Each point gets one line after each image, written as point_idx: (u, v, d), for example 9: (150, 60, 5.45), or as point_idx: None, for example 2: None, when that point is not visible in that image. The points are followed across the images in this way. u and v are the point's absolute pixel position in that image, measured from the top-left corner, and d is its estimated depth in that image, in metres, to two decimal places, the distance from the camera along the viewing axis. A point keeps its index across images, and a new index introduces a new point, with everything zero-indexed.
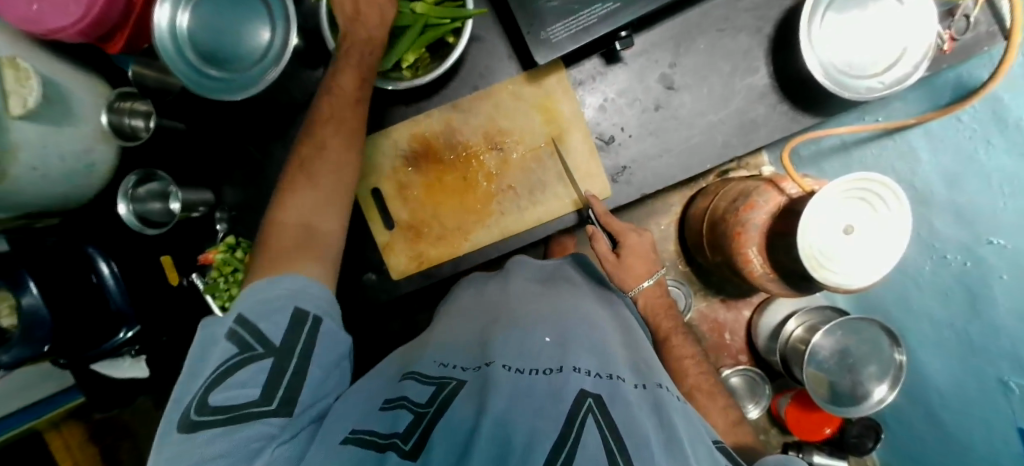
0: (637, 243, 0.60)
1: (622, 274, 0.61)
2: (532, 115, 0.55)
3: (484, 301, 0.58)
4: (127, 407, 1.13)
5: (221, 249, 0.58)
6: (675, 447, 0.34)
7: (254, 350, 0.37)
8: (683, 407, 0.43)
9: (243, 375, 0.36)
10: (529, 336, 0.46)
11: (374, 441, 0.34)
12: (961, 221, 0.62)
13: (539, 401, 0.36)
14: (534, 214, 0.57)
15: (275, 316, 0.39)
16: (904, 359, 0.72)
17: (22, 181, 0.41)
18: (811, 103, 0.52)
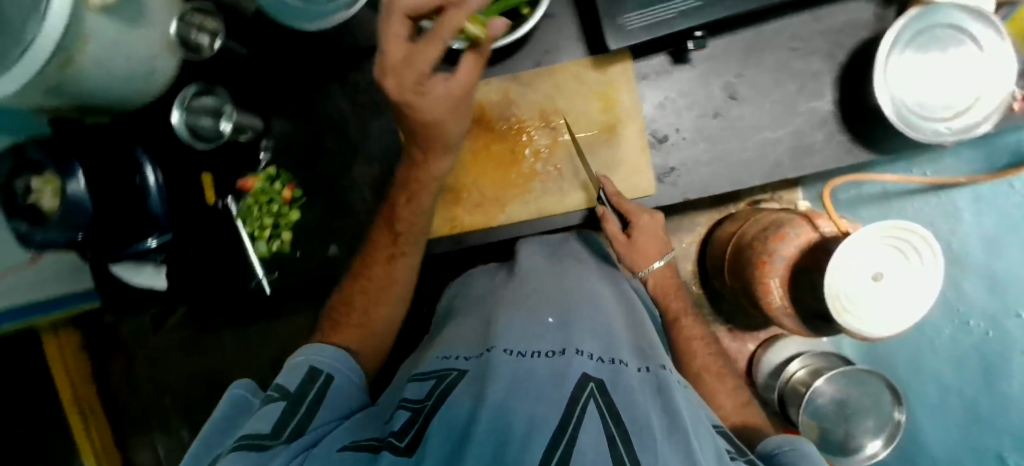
0: (649, 226, 0.56)
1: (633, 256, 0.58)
2: (591, 100, 0.58)
3: (495, 291, 0.58)
4: (130, 322, 1.16)
5: (260, 178, 0.64)
6: (678, 432, 0.32)
7: (275, 397, 0.44)
8: (684, 391, 0.42)
9: (262, 415, 0.41)
10: (532, 319, 0.46)
11: (372, 445, 0.36)
12: (992, 291, 0.63)
13: (541, 382, 0.36)
14: (572, 199, 0.61)
15: (294, 375, 0.47)
16: (903, 418, 0.70)
17: (87, 71, 0.42)
18: (870, 138, 0.53)
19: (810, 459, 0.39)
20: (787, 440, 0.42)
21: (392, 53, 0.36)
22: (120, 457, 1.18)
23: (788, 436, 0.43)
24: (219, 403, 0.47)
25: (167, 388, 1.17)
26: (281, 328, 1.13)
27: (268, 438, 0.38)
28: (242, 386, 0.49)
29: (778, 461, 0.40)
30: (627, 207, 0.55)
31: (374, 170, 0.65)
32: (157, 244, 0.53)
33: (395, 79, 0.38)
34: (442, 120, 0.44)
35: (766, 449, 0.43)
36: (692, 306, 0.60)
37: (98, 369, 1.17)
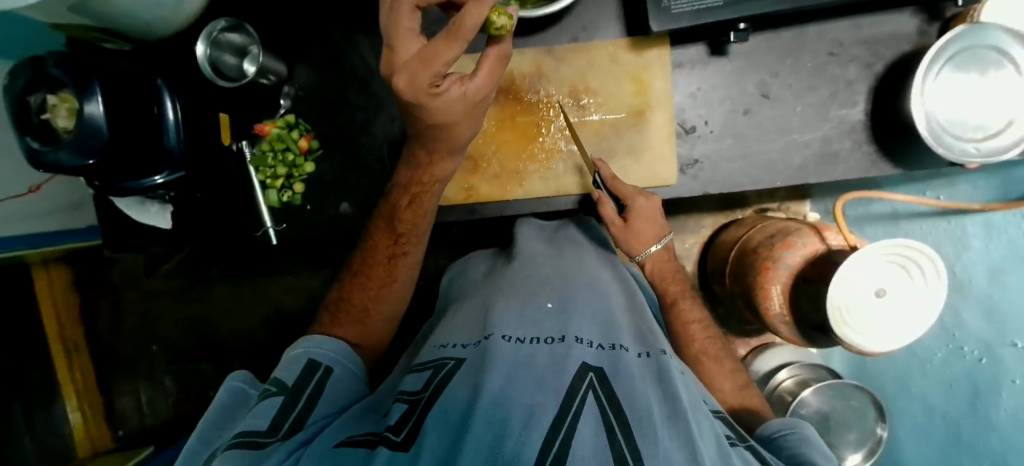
0: (646, 208, 0.57)
1: (632, 239, 0.59)
2: (623, 83, 0.59)
3: (497, 276, 0.56)
4: (122, 265, 1.15)
5: (278, 124, 0.62)
6: (678, 419, 0.32)
7: (271, 390, 0.42)
8: (683, 377, 0.41)
9: (258, 410, 0.39)
10: (532, 305, 0.46)
11: (369, 440, 0.34)
12: (990, 320, 0.62)
13: (541, 370, 0.35)
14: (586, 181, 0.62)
15: (291, 366, 0.46)
16: (885, 434, 0.74)
17: None
18: (896, 151, 0.56)
19: (811, 443, 0.41)
20: (788, 424, 0.43)
21: (405, 51, 0.33)
22: (102, 399, 1.17)
23: (787, 419, 0.45)
24: (216, 397, 0.44)
25: (156, 334, 1.17)
26: (276, 284, 1.13)
27: (266, 436, 0.36)
28: (237, 378, 0.46)
29: (780, 443, 0.42)
30: (621, 188, 0.56)
31: (394, 129, 0.65)
32: (164, 181, 0.53)
33: (408, 78, 0.33)
34: (453, 123, 0.42)
35: (767, 432, 0.44)
36: (692, 292, 0.60)
37: (87, 309, 1.16)
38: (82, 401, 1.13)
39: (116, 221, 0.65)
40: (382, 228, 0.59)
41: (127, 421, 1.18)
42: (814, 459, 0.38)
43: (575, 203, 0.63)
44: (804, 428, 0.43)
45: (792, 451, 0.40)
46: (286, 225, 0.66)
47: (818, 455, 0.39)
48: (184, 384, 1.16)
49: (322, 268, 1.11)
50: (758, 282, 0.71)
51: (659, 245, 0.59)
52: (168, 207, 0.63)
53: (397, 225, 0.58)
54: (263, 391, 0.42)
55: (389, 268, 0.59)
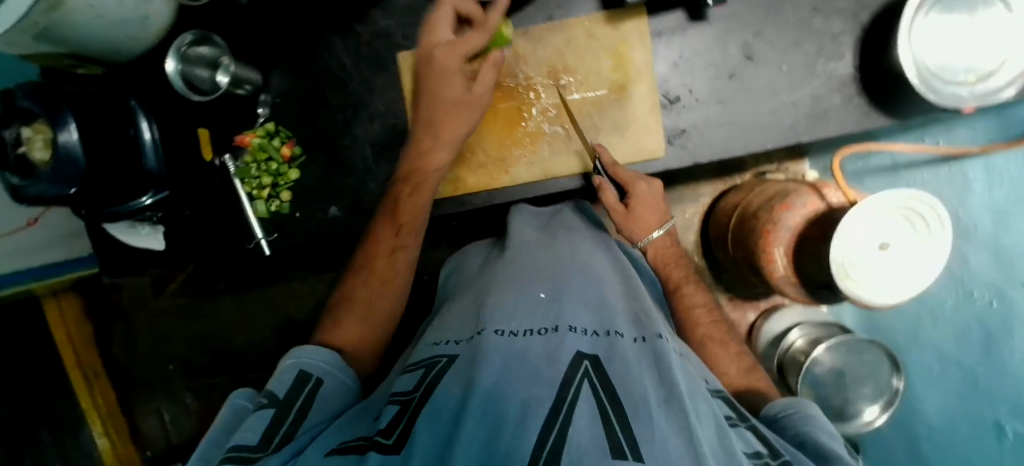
0: (647, 192, 0.57)
1: (632, 225, 0.57)
2: (603, 58, 0.59)
3: (490, 269, 0.56)
4: (127, 288, 1.15)
5: (259, 134, 0.64)
6: (674, 403, 0.32)
7: (263, 402, 0.42)
8: (682, 360, 0.42)
9: (250, 423, 0.39)
10: (525, 295, 0.46)
11: (360, 445, 0.34)
12: (999, 262, 0.61)
13: (536, 362, 0.35)
14: (572, 164, 0.61)
15: (283, 375, 0.45)
16: (903, 386, 0.72)
17: (75, 15, 0.39)
18: (887, 102, 0.55)
19: (815, 420, 0.41)
20: (790, 403, 0.44)
21: (441, 33, 0.54)
22: (124, 421, 1.18)
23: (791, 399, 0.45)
24: (221, 411, 0.45)
25: (168, 353, 1.17)
26: (282, 293, 1.13)
27: (256, 453, 0.36)
28: (242, 396, 0.46)
29: (783, 423, 0.42)
30: (620, 171, 0.56)
31: (376, 128, 0.64)
32: (151, 202, 0.52)
33: (446, 47, 0.53)
34: (458, 104, 0.55)
35: (770, 413, 0.44)
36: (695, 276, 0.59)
37: (99, 334, 1.17)
38: (106, 426, 1.18)
39: (110, 244, 0.65)
40: (386, 222, 0.59)
41: (153, 441, 1.18)
42: (817, 436, 0.38)
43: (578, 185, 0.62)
44: (806, 405, 0.43)
45: (796, 430, 0.40)
46: (276, 235, 0.66)
47: (825, 434, 0.39)
48: (202, 399, 1.17)
49: (325, 272, 1.11)
50: (761, 247, 0.70)
51: (660, 232, 0.58)
52: (159, 228, 0.62)
53: (397, 215, 0.58)
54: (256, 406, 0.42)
55: (390, 262, 0.58)
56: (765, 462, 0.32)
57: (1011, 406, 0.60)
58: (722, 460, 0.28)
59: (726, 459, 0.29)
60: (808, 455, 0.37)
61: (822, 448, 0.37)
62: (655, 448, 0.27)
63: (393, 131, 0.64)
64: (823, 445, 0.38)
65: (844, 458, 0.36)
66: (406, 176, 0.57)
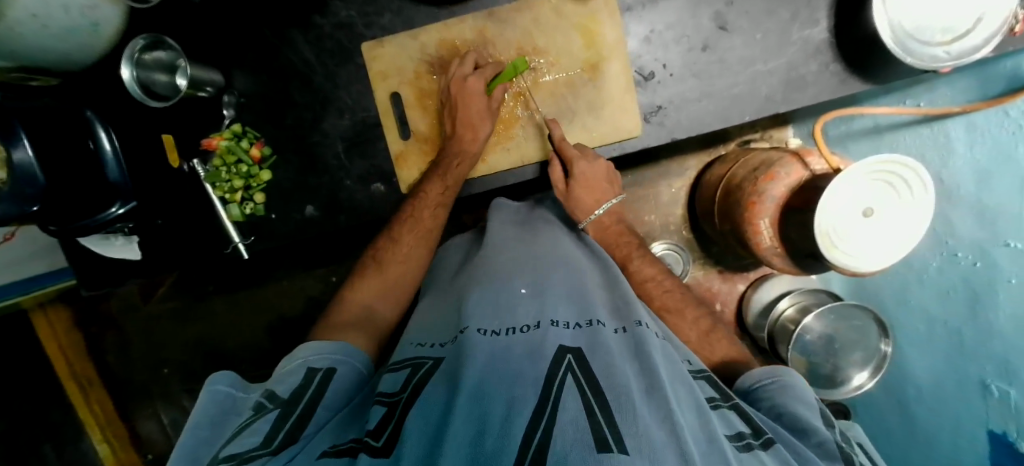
0: (588, 171, 0.59)
1: (574, 204, 0.62)
2: (573, 35, 0.59)
3: (474, 268, 0.56)
4: (113, 296, 1.14)
5: (227, 136, 0.64)
6: (656, 392, 0.32)
7: (266, 406, 0.40)
8: (662, 343, 0.43)
9: (254, 424, 0.37)
10: (506, 291, 0.47)
11: (352, 447, 0.33)
12: (982, 223, 0.58)
13: (517, 363, 0.35)
14: (537, 151, 0.63)
15: (289, 378, 0.44)
16: (890, 350, 0.71)
17: (21, 27, 0.38)
18: (863, 66, 0.55)
19: (792, 391, 0.42)
20: (768, 373, 0.45)
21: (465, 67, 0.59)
22: (125, 427, 1.17)
23: (773, 368, 0.46)
24: (199, 399, 0.42)
25: (164, 358, 1.16)
26: (272, 291, 1.12)
27: (262, 449, 0.34)
28: (223, 382, 0.44)
29: (760, 394, 0.44)
30: (566, 149, 0.59)
31: (345, 123, 0.65)
32: (122, 212, 0.49)
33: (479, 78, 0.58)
34: (478, 122, 0.59)
35: (747, 385, 0.46)
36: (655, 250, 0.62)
37: (91, 344, 1.15)
38: (106, 433, 1.15)
39: (85, 250, 0.63)
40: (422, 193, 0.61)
41: (155, 445, 1.18)
42: (792, 407, 0.40)
43: (533, 174, 0.65)
44: (786, 374, 0.44)
45: (771, 402, 0.42)
46: (254, 238, 0.68)
47: (799, 404, 0.41)
48: None
49: (312, 268, 1.09)
50: (746, 219, 0.70)
51: (603, 209, 0.62)
52: (133, 238, 0.60)
53: (444, 178, 0.61)
54: (257, 406, 0.40)
55: (435, 215, 0.62)
56: (747, 444, 0.32)
57: (995, 364, 0.60)
58: (703, 447, 0.28)
59: (708, 445, 0.29)
60: (785, 427, 0.39)
61: (799, 421, 0.38)
62: (642, 440, 0.26)
63: (363, 125, 0.65)
64: (798, 415, 0.39)
65: (820, 430, 0.37)
66: (455, 152, 0.60)
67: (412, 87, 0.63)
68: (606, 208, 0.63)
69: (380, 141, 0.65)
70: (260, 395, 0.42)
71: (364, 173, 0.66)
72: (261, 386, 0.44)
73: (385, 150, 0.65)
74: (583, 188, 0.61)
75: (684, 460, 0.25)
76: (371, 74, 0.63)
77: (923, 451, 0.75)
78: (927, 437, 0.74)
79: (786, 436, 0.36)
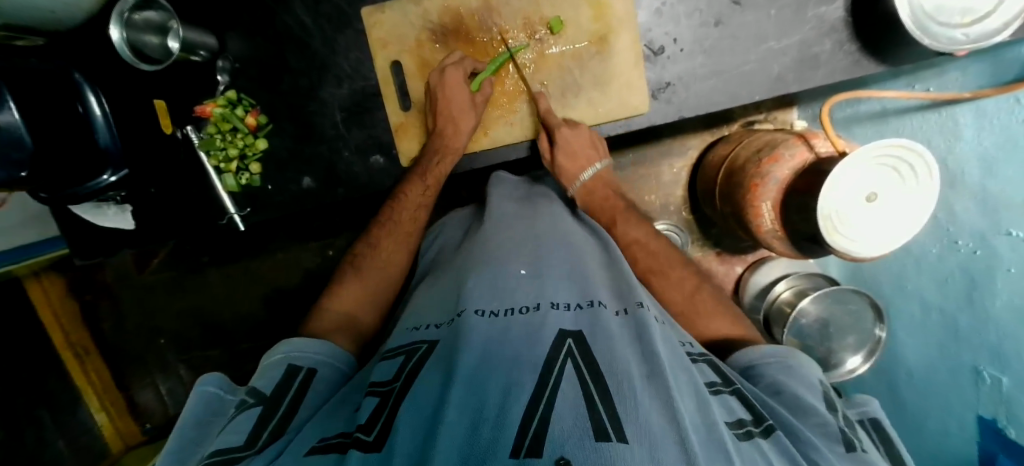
0: (572, 136, 0.58)
1: (559, 171, 0.61)
2: (582, 7, 0.57)
3: (472, 248, 0.56)
4: (107, 266, 1.13)
5: (221, 103, 0.62)
6: (657, 377, 0.32)
7: (249, 402, 0.41)
8: (661, 327, 0.43)
9: (234, 424, 0.38)
10: (505, 272, 0.46)
11: (341, 442, 0.33)
12: (985, 209, 0.58)
13: (514, 348, 0.35)
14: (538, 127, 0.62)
15: (271, 373, 0.45)
16: (883, 335, 0.74)
17: None
18: (876, 47, 0.54)
19: (793, 370, 0.44)
20: (771, 351, 0.46)
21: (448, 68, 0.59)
22: (122, 395, 1.18)
23: (785, 349, 0.47)
24: (189, 397, 0.44)
25: (159, 328, 1.17)
26: (268, 264, 1.11)
27: (244, 449, 0.35)
28: (213, 383, 0.45)
29: (758, 370, 0.45)
30: (549, 117, 0.58)
31: (343, 92, 0.63)
32: (114, 180, 0.50)
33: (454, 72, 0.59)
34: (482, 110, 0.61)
35: (743, 360, 0.47)
36: (625, 211, 0.62)
37: (86, 312, 1.15)
38: (104, 401, 1.16)
39: (76, 215, 0.62)
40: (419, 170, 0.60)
41: (152, 413, 1.19)
42: (793, 387, 0.41)
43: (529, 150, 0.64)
44: (794, 355, 0.45)
45: (773, 379, 0.43)
46: (250, 209, 0.67)
47: (797, 384, 0.42)
48: (198, 370, 1.18)
49: (310, 241, 1.09)
50: (748, 201, 0.70)
51: (588, 175, 0.61)
52: (126, 207, 0.61)
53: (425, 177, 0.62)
54: (240, 403, 0.41)
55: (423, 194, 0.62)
56: (747, 432, 0.33)
57: (989, 351, 0.61)
58: (702, 434, 0.28)
59: (708, 433, 0.29)
60: (783, 404, 0.40)
61: (798, 400, 0.40)
62: (643, 427, 0.26)
63: (363, 95, 0.63)
64: (799, 396, 0.40)
65: (821, 412, 0.38)
66: (454, 119, 0.59)
67: (414, 56, 0.61)
68: (592, 173, 0.62)
69: (380, 112, 0.64)
70: (244, 394, 0.42)
71: (363, 144, 0.65)
72: (243, 386, 0.44)
73: (385, 121, 0.64)
74: (566, 155, 0.60)
75: (685, 449, 0.25)
76: (371, 41, 0.61)
77: (915, 435, 0.77)
78: (915, 422, 0.76)
79: (780, 415, 0.37)
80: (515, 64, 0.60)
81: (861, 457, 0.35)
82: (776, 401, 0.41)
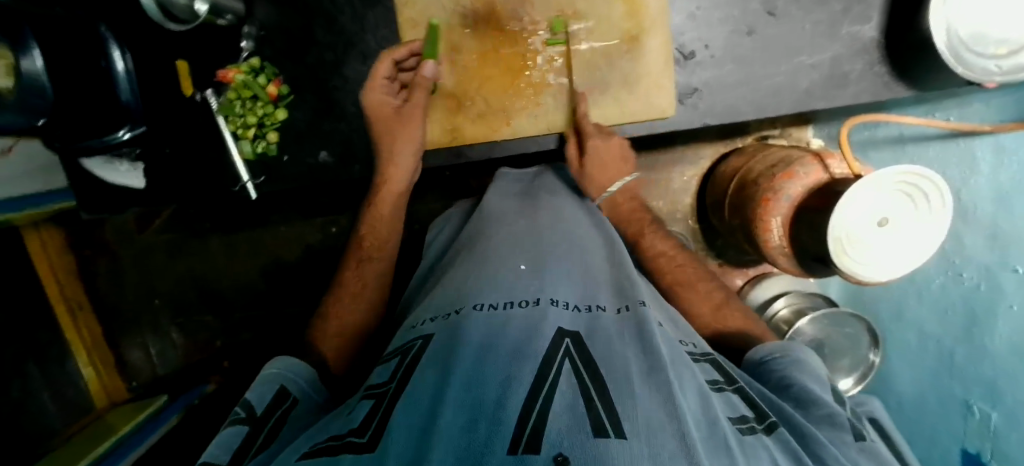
0: (604, 147, 0.57)
1: (588, 181, 0.60)
2: (616, 4, 0.56)
3: (476, 241, 0.55)
4: (108, 225, 1.13)
5: (243, 70, 0.61)
6: (657, 374, 0.32)
7: (238, 415, 0.42)
8: (662, 326, 0.43)
9: (221, 437, 0.39)
10: (504, 269, 0.47)
11: (331, 445, 0.32)
12: (993, 244, 0.58)
13: (514, 339, 0.35)
14: (569, 121, 0.61)
15: (263, 389, 0.46)
16: (877, 360, 0.77)
17: None
18: (908, 71, 0.54)
19: (801, 363, 0.44)
20: (781, 347, 0.47)
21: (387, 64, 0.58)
22: (111, 353, 1.18)
23: (781, 343, 0.48)
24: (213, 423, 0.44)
25: (156, 290, 1.17)
26: (270, 236, 1.11)
27: None
28: None
29: (769, 365, 0.46)
30: (584, 124, 0.58)
31: (368, 69, 0.63)
32: (128, 136, 0.55)
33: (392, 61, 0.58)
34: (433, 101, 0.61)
35: (757, 357, 0.47)
36: (653, 225, 0.62)
37: (83, 267, 1.15)
38: (92, 357, 1.15)
39: (84, 167, 0.62)
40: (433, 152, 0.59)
41: (140, 372, 1.20)
42: (802, 381, 0.41)
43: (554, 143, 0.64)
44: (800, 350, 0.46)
45: (782, 373, 0.43)
46: (264, 178, 0.66)
47: (806, 377, 0.42)
48: (190, 335, 1.19)
49: (315, 217, 1.08)
50: (758, 215, 0.70)
51: (617, 187, 0.60)
52: (139, 165, 0.63)
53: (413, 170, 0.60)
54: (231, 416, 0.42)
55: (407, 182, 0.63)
56: (751, 428, 0.33)
57: (981, 386, 0.62)
58: (704, 431, 0.28)
59: (710, 429, 0.29)
60: (790, 398, 0.41)
61: (805, 392, 0.40)
62: (641, 425, 0.26)
63: None
64: (808, 389, 0.41)
65: (830, 404, 0.39)
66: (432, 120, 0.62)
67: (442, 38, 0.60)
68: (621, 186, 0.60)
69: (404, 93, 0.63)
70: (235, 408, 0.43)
71: None
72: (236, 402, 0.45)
73: None
74: (595, 165, 0.59)
75: (685, 445, 0.25)
76: (401, 20, 0.60)
77: None
78: None
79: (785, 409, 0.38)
80: (546, 57, 0.59)
81: (868, 447, 0.36)
82: (785, 395, 0.42)
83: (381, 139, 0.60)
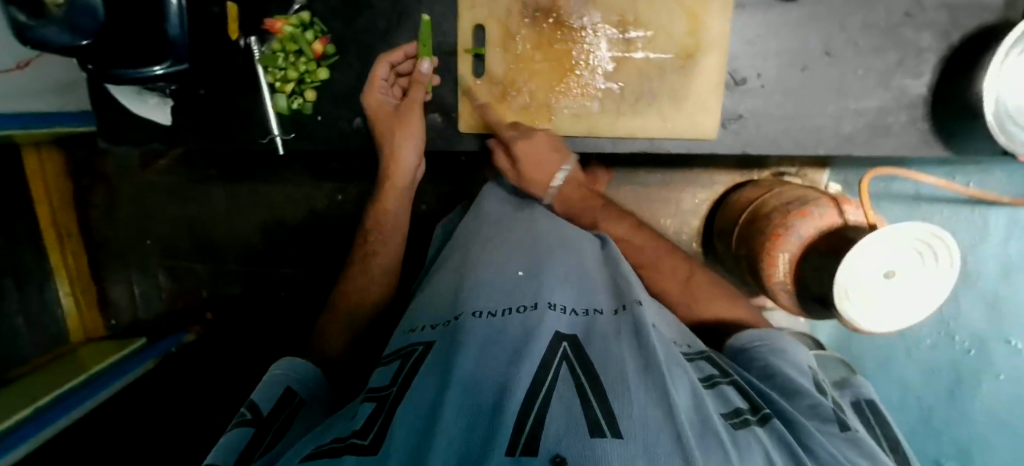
0: (525, 146, 0.57)
1: (529, 182, 0.60)
2: (678, 19, 0.56)
3: (483, 236, 0.56)
4: (111, 156, 1.11)
5: (292, 22, 0.60)
6: (653, 371, 0.32)
7: (244, 416, 0.41)
8: (658, 326, 0.43)
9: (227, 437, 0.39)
10: (502, 273, 0.47)
11: (333, 448, 0.32)
12: (991, 316, 0.62)
13: (512, 343, 0.36)
14: (615, 127, 0.61)
15: (269, 390, 0.46)
16: None
17: None
18: (948, 132, 0.56)
19: (782, 353, 0.45)
20: (762, 338, 0.48)
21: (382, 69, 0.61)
22: (94, 286, 1.17)
23: (766, 332, 0.49)
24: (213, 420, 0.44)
25: (150, 229, 1.16)
26: (277, 193, 1.10)
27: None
28: None
29: (753, 354, 0.46)
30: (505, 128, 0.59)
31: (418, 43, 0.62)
32: (163, 73, 0.49)
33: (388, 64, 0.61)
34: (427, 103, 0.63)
35: (741, 346, 0.48)
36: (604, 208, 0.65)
37: (78, 195, 1.13)
38: (75, 288, 1.14)
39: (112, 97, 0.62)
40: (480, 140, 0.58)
41: (121, 311, 1.20)
42: (785, 371, 0.42)
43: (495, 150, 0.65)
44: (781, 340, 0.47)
45: (765, 362, 0.44)
46: (294, 135, 0.66)
47: (789, 368, 0.43)
48: (177, 280, 1.18)
49: (323, 181, 1.07)
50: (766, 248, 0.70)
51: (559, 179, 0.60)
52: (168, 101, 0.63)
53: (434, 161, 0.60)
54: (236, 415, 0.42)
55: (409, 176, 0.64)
56: (744, 421, 0.34)
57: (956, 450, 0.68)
58: (697, 430, 0.29)
59: (702, 427, 0.29)
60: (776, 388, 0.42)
61: (788, 384, 0.41)
62: (634, 423, 0.27)
63: (437, 51, 0.62)
64: (791, 379, 0.41)
65: (814, 394, 0.39)
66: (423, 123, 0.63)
67: (500, 23, 0.59)
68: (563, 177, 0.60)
69: (450, 72, 0.63)
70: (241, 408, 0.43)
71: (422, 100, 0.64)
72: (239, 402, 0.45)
73: (452, 83, 0.63)
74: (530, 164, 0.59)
75: (679, 440, 0.26)
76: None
77: None
78: None
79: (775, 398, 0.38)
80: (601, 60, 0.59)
81: (854, 434, 0.36)
82: (769, 385, 0.42)
83: (385, 135, 0.62)
